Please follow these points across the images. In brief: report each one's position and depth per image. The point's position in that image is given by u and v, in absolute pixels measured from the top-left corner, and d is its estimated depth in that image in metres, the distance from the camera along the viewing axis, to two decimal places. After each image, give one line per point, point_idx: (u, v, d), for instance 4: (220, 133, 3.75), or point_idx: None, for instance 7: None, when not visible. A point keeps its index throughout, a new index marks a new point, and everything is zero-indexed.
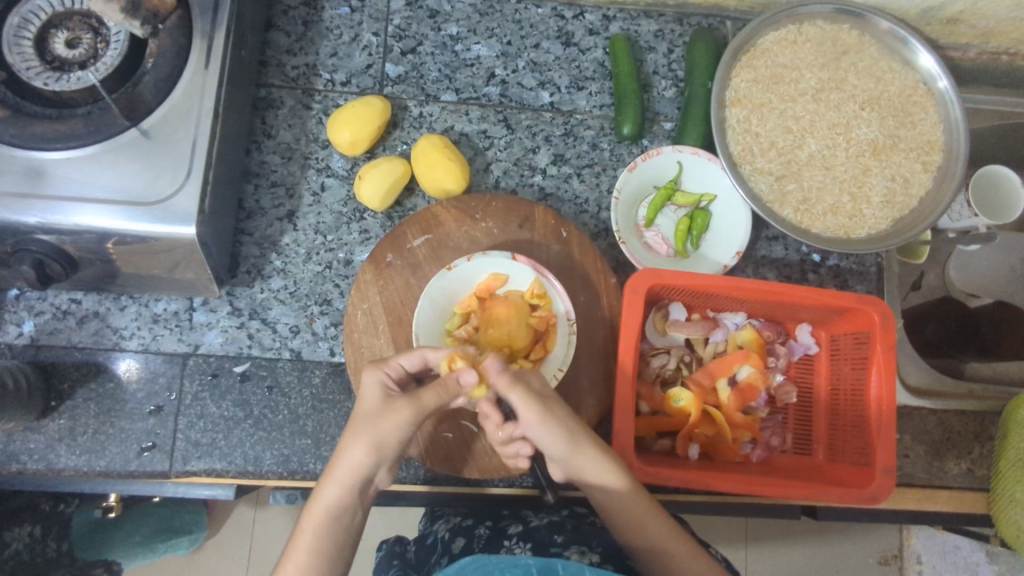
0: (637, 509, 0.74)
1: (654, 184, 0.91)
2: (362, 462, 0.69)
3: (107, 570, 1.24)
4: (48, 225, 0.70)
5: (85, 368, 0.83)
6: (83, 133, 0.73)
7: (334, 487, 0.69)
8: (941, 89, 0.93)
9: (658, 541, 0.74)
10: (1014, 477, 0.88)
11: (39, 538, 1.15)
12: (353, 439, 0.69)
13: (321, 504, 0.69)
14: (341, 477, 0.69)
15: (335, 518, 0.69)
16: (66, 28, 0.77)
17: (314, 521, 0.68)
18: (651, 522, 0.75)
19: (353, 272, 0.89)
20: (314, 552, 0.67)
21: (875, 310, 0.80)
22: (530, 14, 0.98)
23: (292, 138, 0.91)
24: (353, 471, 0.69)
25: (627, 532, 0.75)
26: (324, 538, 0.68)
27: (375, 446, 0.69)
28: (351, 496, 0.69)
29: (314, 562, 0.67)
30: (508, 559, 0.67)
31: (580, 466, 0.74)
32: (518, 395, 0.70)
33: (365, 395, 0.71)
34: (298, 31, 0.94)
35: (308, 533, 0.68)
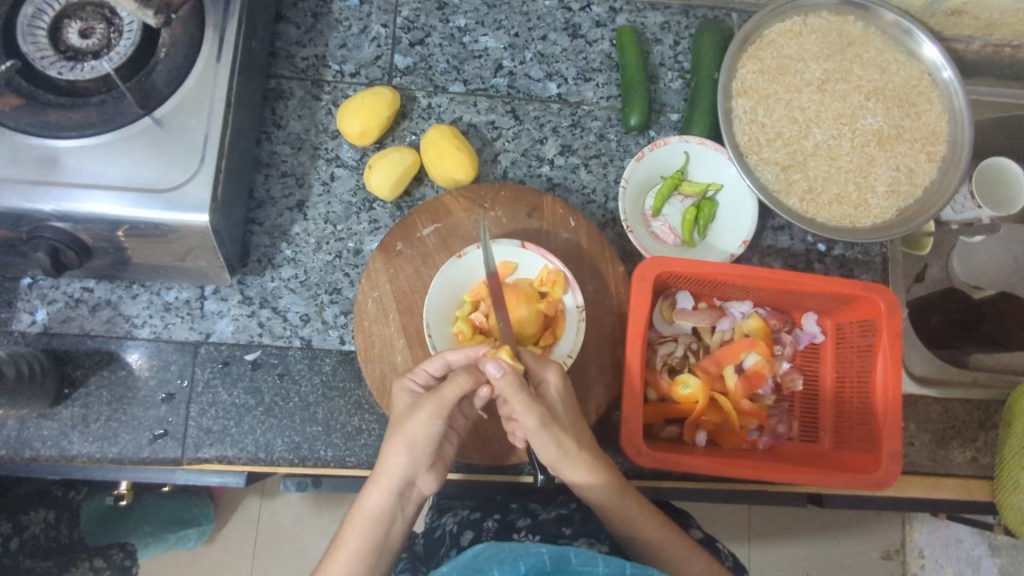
0: (637, 512, 0.76)
1: (661, 174, 0.92)
2: (404, 469, 0.70)
3: (123, 552, 1.24)
4: (63, 213, 0.71)
5: (98, 356, 0.83)
6: (97, 122, 0.74)
7: (378, 491, 0.71)
8: (945, 80, 0.94)
9: (655, 540, 0.77)
10: (1018, 464, 0.88)
11: (52, 523, 1.16)
12: (390, 444, 0.70)
13: (366, 509, 0.71)
14: (386, 482, 0.70)
15: (378, 523, 0.71)
16: (79, 19, 0.78)
17: (358, 526, 0.71)
18: (649, 519, 0.77)
19: (363, 261, 0.90)
20: (355, 555, 0.70)
21: (881, 298, 0.81)
22: (537, 6, 0.99)
23: (302, 129, 0.92)
24: (392, 475, 0.70)
25: (629, 529, 0.77)
26: (364, 542, 0.71)
27: (411, 450, 0.69)
28: (391, 502, 0.71)
29: (354, 564, 0.70)
30: (525, 546, 0.66)
31: (578, 469, 0.73)
32: (523, 395, 0.66)
33: (395, 401, 0.72)
34: (307, 23, 0.94)
35: (352, 537, 0.71)
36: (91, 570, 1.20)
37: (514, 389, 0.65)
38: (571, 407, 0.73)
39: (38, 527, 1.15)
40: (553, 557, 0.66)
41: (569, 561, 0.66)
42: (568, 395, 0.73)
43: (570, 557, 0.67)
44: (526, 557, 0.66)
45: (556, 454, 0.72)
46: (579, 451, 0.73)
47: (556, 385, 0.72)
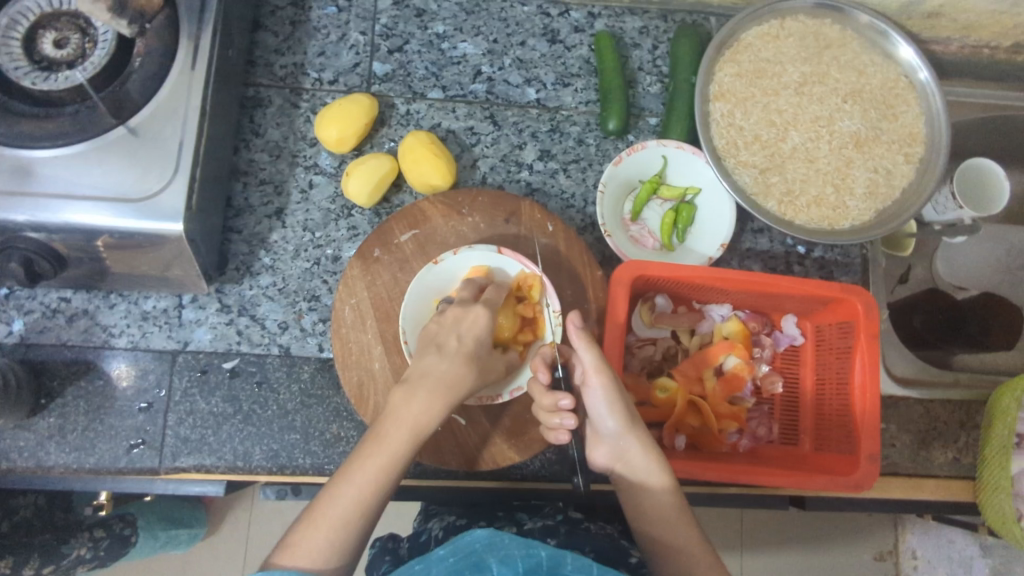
0: (675, 511, 0.73)
1: (640, 178, 0.92)
2: (466, 380, 0.70)
3: (122, 522, 1.19)
4: (37, 223, 0.71)
5: (75, 365, 0.83)
6: (70, 132, 0.74)
7: (433, 395, 0.68)
8: (922, 81, 0.94)
9: (675, 541, 0.72)
10: (998, 466, 0.88)
11: (45, 506, 1.07)
12: (468, 356, 0.71)
13: (414, 414, 0.67)
14: (452, 393, 0.69)
15: (421, 431, 0.67)
16: (54, 28, 0.78)
17: (402, 428, 0.67)
18: (680, 519, 0.73)
19: (341, 268, 0.90)
20: (390, 463, 0.65)
21: (858, 300, 0.81)
22: (516, 12, 0.99)
23: (280, 136, 0.92)
24: (454, 385, 0.69)
25: (657, 521, 0.73)
26: (402, 449, 0.66)
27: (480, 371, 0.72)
28: (437, 414, 0.68)
29: (386, 473, 0.65)
30: (523, 543, 0.65)
31: (634, 448, 0.74)
32: (594, 354, 0.73)
33: (472, 317, 0.73)
34: (285, 31, 0.94)
35: (394, 441, 0.66)
36: (92, 540, 1.13)
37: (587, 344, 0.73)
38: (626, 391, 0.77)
39: (29, 511, 1.05)
40: (551, 560, 0.66)
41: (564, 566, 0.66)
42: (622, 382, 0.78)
43: (565, 562, 0.66)
44: (525, 557, 0.65)
45: (616, 423, 0.74)
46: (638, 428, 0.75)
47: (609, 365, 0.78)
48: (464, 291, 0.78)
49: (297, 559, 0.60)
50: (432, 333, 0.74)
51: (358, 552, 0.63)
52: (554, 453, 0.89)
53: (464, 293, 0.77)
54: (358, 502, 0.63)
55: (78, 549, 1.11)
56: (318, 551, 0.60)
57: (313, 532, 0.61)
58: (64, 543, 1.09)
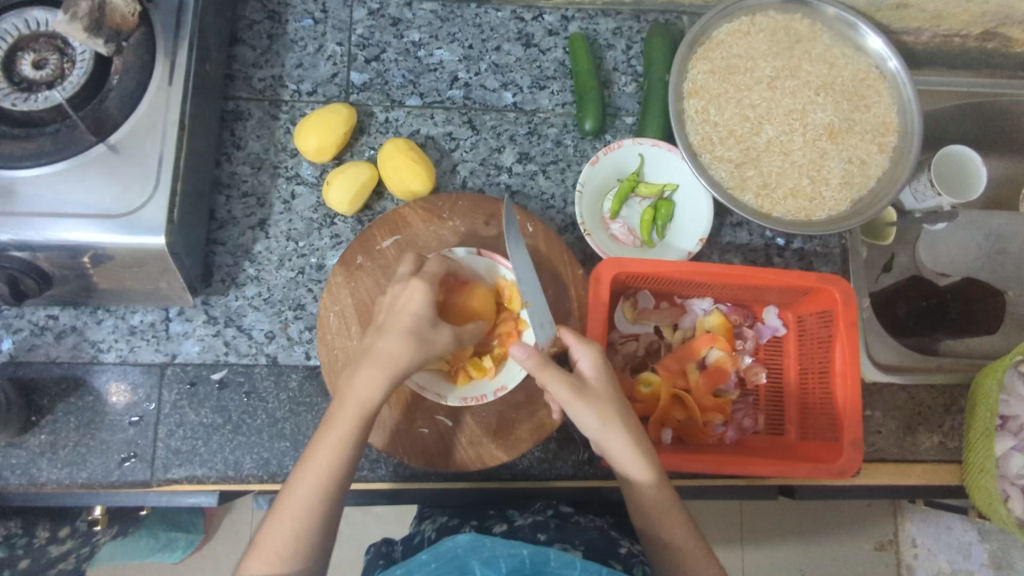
0: (669, 509, 0.72)
1: (618, 177, 0.94)
2: (406, 355, 0.68)
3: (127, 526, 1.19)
4: (21, 241, 0.72)
5: (65, 381, 0.84)
6: (51, 150, 0.75)
7: (374, 371, 0.67)
8: (892, 71, 0.95)
9: (671, 537, 0.72)
10: (983, 447, 0.89)
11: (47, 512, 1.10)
12: (403, 329, 0.69)
13: (357, 391, 0.67)
14: (392, 365, 0.68)
15: (368, 407, 0.67)
16: (32, 50, 0.79)
17: (348, 407, 0.67)
18: (675, 517, 0.72)
19: (326, 276, 0.91)
20: (341, 446, 0.66)
21: (836, 288, 0.82)
22: (490, 18, 1.00)
23: (261, 148, 0.93)
24: (394, 361, 0.68)
25: (653, 520, 0.73)
26: (350, 428, 0.67)
27: (416, 343, 0.69)
28: (383, 389, 0.68)
29: (337, 458, 0.66)
30: (507, 548, 0.67)
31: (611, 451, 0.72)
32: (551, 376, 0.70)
33: (408, 290, 0.71)
34: (263, 45, 0.96)
35: (341, 426, 0.67)
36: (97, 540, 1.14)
37: (541, 365, 0.70)
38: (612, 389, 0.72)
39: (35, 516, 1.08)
40: (533, 557, 0.68)
41: (547, 563, 0.68)
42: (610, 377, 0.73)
43: (549, 560, 0.68)
44: (505, 557, 0.67)
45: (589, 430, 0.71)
46: (621, 426, 0.71)
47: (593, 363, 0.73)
48: (409, 265, 0.75)
49: (267, 560, 0.63)
50: (378, 319, 0.72)
51: (325, 540, 0.66)
52: (542, 450, 0.87)
53: (408, 268, 0.75)
54: (314, 492, 0.65)
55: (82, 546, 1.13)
56: (283, 548, 0.64)
57: (275, 530, 0.64)
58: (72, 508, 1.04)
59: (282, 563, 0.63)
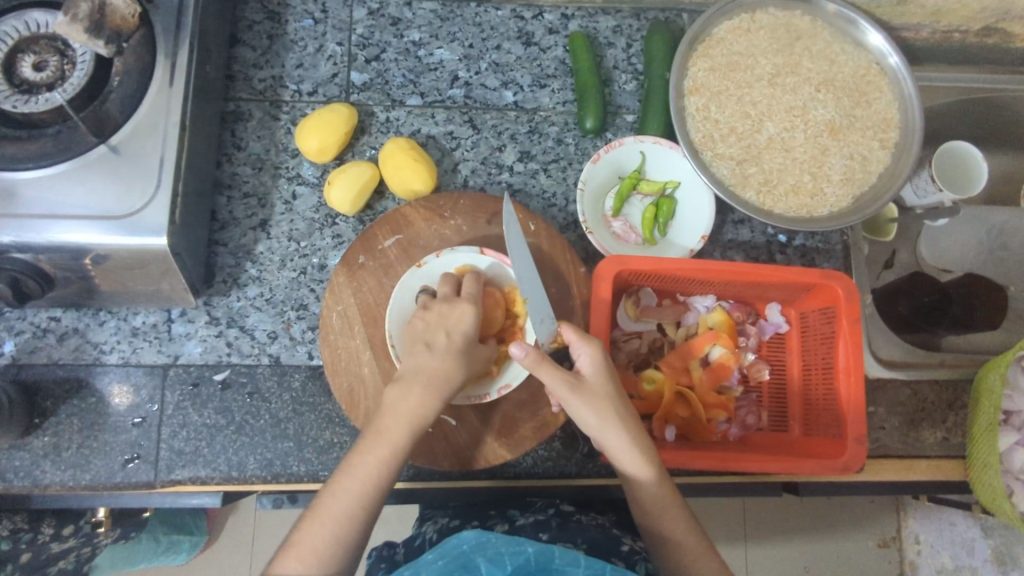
0: (669, 503, 0.72)
1: (619, 175, 0.93)
2: (456, 372, 0.71)
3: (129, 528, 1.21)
4: (23, 243, 0.72)
5: (67, 383, 0.84)
6: (53, 152, 0.75)
7: (427, 390, 0.69)
8: (893, 67, 0.95)
9: (671, 533, 0.72)
10: (986, 443, 0.89)
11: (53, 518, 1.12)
12: (454, 350, 0.71)
13: (407, 404, 0.68)
14: (442, 384, 0.70)
15: (418, 423, 0.68)
16: (33, 52, 0.79)
17: (399, 420, 0.68)
18: (677, 513, 0.72)
19: (328, 276, 0.91)
20: (390, 454, 0.67)
21: (839, 284, 0.82)
22: (490, 17, 1.00)
23: (262, 149, 0.93)
24: (447, 379, 0.70)
25: (653, 515, 0.72)
26: (400, 441, 0.68)
27: (466, 362, 0.72)
28: (433, 406, 0.69)
29: (385, 466, 0.66)
30: (512, 544, 0.68)
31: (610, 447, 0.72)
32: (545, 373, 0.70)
33: (457, 311, 0.74)
34: (263, 45, 0.96)
35: (392, 435, 0.67)
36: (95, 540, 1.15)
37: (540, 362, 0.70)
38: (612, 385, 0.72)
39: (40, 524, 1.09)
40: (538, 555, 0.68)
41: (552, 560, 0.68)
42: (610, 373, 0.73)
43: (554, 556, 0.68)
44: (511, 555, 0.68)
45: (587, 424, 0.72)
46: (620, 425, 0.71)
47: (593, 357, 0.72)
48: (442, 286, 0.77)
49: (303, 559, 0.61)
50: (417, 332, 0.74)
51: (359, 545, 0.65)
52: (546, 449, 0.87)
53: (443, 290, 0.77)
54: (359, 497, 0.65)
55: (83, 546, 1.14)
56: (321, 549, 0.62)
57: (317, 530, 0.63)
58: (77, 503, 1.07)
59: (318, 563, 0.61)
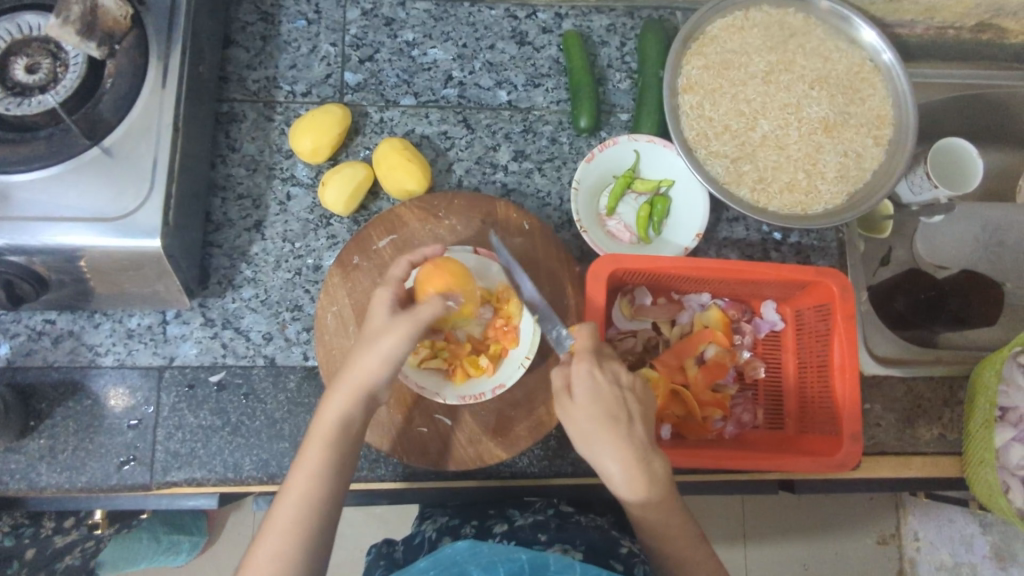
0: (668, 522, 0.71)
1: (614, 173, 0.93)
2: (374, 374, 0.70)
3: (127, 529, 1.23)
4: (17, 246, 0.72)
5: (62, 386, 0.84)
6: (46, 154, 0.75)
7: (349, 393, 0.70)
8: (886, 63, 0.95)
9: (670, 548, 0.72)
10: (982, 439, 0.89)
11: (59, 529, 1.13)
12: (366, 343, 0.70)
13: (331, 410, 0.70)
14: (355, 383, 0.70)
15: (343, 424, 0.70)
16: (25, 54, 0.78)
17: (324, 427, 0.69)
18: (677, 532, 0.72)
19: (322, 276, 0.91)
20: (326, 462, 0.68)
21: (833, 281, 0.82)
22: (483, 16, 1.00)
23: (256, 150, 0.93)
24: (364, 377, 0.70)
25: (652, 533, 0.72)
26: (326, 443, 0.69)
27: (381, 357, 0.69)
28: (355, 405, 0.70)
29: (322, 473, 0.68)
30: (505, 556, 0.67)
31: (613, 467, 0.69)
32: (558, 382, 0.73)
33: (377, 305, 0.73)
34: (256, 46, 0.96)
35: (317, 444, 0.69)
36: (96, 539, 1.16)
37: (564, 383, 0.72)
38: (602, 406, 0.69)
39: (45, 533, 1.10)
40: (532, 562, 0.67)
41: (547, 567, 0.67)
42: (600, 393, 0.70)
43: (548, 564, 0.68)
44: (504, 562, 0.67)
45: (590, 442, 0.69)
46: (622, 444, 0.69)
47: (582, 375, 0.70)
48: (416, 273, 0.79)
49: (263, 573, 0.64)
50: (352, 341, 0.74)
51: (321, 551, 0.67)
52: (542, 449, 0.87)
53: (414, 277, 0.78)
54: (301, 506, 0.66)
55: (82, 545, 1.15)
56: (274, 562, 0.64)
57: (264, 544, 0.65)
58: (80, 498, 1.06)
59: None
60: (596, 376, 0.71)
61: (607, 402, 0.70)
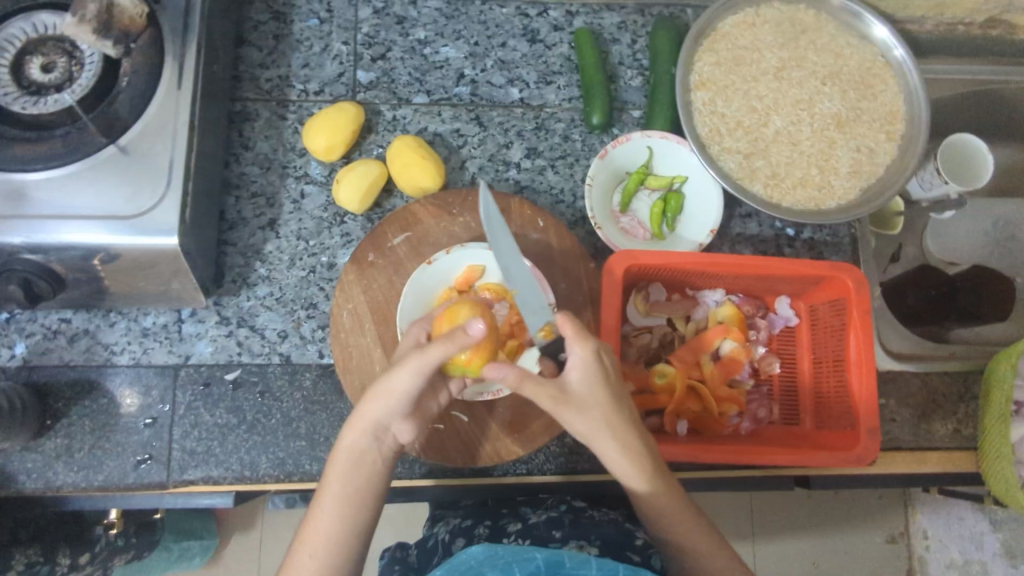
0: (672, 502, 0.72)
1: (627, 170, 0.94)
2: (378, 412, 0.67)
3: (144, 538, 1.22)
4: (34, 244, 0.72)
5: (78, 385, 0.84)
6: (63, 153, 0.75)
7: (356, 432, 0.68)
8: (898, 59, 0.96)
9: (671, 530, 0.72)
10: (998, 434, 0.89)
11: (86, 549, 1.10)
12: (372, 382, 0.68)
13: (343, 447, 0.69)
14: (361, 422, 0.68)
15: (355, 460, 0.69)
16: (40, 54, 0.79)
17: (337, 464, 0.69)
18: (677, 510, 0.72)
19: (337, 274, 0.91)
20: (342, 496, 0.68)
21: (849, 276, 0.82)
22: (495, 15, 1.01)
23: (269, 148, 0.93)
24: (369, 419, 0.68)
25: (651, 512, 0.72)
26: (340, 479, 0.69)
27: (381, 394, 0.67)
28: (367, 441, 0.69)
29: (341, 506, 0.68)
30: (518, 555, 0.67)
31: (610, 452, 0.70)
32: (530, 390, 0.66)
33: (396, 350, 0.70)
34: (269, 45, 0.96)
35: (332, 481, 0.69)
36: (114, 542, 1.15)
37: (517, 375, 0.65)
38: (604, 392, 0.68)
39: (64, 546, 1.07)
40: (547, 561, 0.67)
41: (563, 564, 0.67)
42: (604, 379, 0.68)
43: (562, 560, 0.67)
44: (519, 561, 0.67)
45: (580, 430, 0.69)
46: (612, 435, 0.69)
47: (584, 360, 0.67)
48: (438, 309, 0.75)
49: None
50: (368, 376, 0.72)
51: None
52: (559, 446, 0.87)
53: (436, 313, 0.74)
54: (327, 543, 0.67)
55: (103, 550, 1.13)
56: None
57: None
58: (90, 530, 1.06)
59: None
60: (599, 359, 0.68)
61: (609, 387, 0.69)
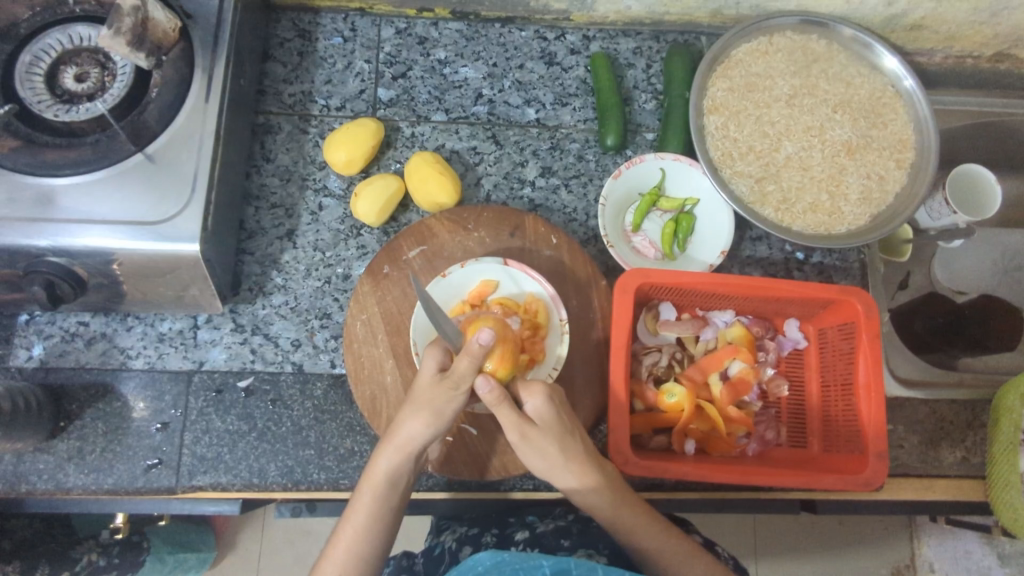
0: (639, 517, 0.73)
1: (640, 191, 0.95)
2: (419, 438, 0.68)
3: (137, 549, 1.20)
4: (59, 248, 0.74)
5: (93, 388, 0.85)
6: (91, 159, 0.77)
7: (396, 453, 0.69)
8: (908, 89, 0.98)
9: (650, 547, 0.72)
10: (1006, 463, 0.89)
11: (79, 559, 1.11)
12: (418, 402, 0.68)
13: (381, 467, 0.70)
14: (405, 445, 0.69)
15: (392, 482, 0.70)
16: (75, 64, 0.81)
17: (368, 485, 0.70)
18: (646, 524, 0.73)
19: (351, 286, 0.92)
20: (374, 515, 0.69)
21: (858, 300, 0.83)
22: (514, 38, 1.03)
23: (290, 161, 0.95)
24: (409, 444, 0.69)
25: (621, 527, 0.72)
26: (372, 500, 0.69)
27: (433, 421, 0.67)
28: (406, 463, 0.70)
29: (371, 526, 0.69)
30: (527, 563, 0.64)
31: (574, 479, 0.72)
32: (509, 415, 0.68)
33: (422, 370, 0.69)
34: (293, 61, 0.99)
35: (365, 498, 0.70)
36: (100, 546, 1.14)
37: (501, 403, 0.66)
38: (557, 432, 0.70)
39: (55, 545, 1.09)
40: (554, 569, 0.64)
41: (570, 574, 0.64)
42: (556, 421, 0.70)
43: (571, 569, 0.64)
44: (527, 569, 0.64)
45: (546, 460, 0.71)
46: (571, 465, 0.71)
47: (539, 409, 0.69)
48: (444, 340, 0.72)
49: None
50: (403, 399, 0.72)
51: None
52: None
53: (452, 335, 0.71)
54: (352, 560, 0.67)
55: (88, 555, 1.13)
56: None
57: None
58: (72, 548, 1.11)
59: None
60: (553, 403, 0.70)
61: (562, 426, 0.71)
